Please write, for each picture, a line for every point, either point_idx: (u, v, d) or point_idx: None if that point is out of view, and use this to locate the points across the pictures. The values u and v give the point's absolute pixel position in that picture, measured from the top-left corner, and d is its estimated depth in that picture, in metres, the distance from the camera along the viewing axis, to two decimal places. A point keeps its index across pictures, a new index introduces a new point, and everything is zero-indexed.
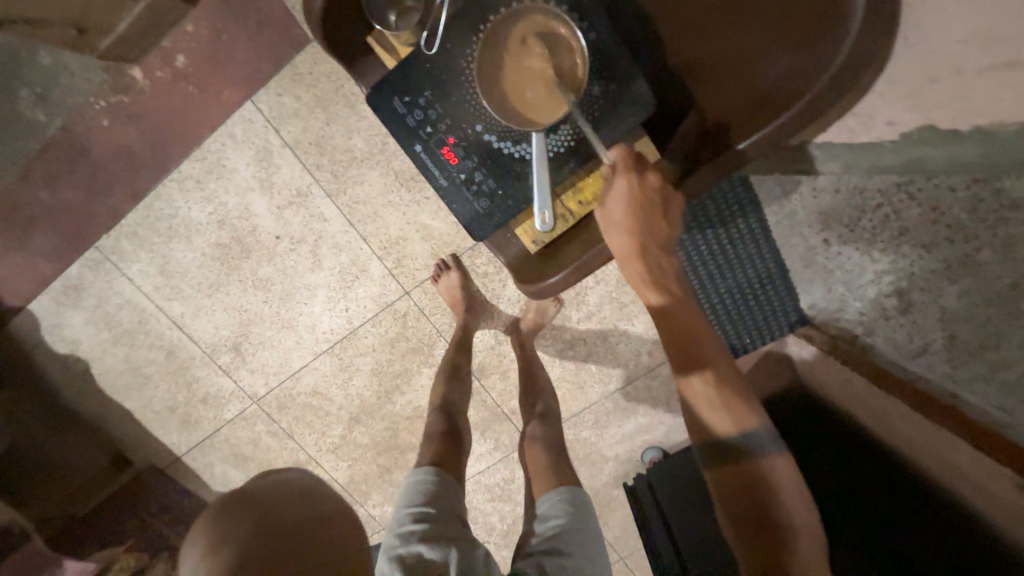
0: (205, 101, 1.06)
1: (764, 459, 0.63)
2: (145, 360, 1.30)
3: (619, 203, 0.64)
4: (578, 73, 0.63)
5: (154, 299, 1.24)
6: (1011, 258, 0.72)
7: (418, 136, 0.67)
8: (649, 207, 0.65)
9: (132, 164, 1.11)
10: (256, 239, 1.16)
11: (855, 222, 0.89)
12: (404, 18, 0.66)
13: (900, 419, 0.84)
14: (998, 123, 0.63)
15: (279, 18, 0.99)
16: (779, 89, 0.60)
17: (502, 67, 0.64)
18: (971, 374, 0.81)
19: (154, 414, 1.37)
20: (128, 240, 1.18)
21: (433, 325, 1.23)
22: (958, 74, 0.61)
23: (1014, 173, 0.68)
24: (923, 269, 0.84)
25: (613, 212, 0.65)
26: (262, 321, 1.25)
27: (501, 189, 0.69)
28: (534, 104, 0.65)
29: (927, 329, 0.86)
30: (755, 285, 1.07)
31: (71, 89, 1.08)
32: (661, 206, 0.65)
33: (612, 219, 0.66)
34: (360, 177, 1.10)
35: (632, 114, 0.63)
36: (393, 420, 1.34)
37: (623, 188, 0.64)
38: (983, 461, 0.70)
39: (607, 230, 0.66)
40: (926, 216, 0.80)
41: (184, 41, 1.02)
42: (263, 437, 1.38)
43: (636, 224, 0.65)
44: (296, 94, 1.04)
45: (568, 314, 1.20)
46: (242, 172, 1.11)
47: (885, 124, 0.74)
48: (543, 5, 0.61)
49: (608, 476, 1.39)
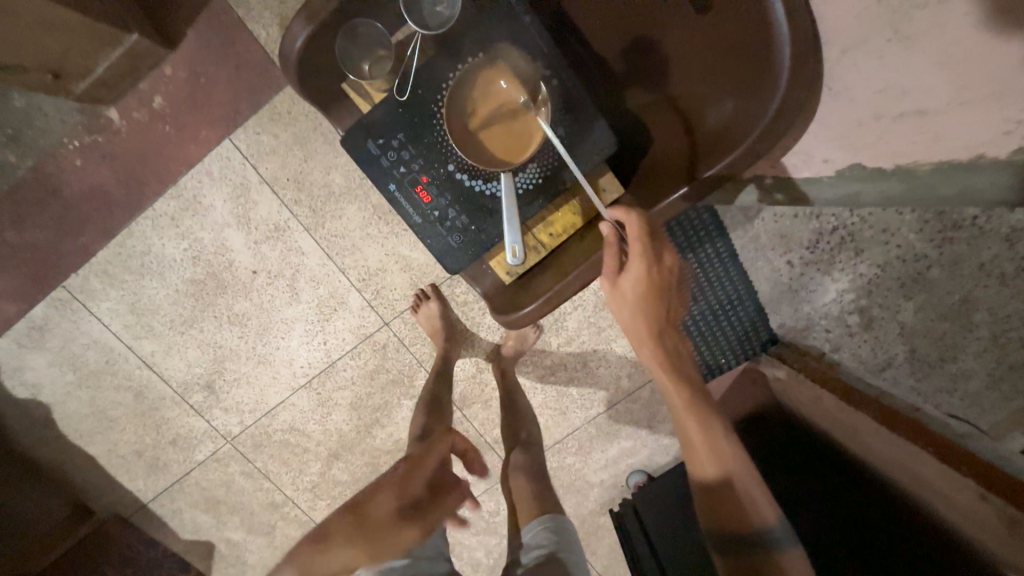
0: (182, 141, 1.07)
1: (777, 541, 0.64)
2: (112, 402, 1.26)
3: (630, 279, 0.67)
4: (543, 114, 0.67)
5: (123, 338, 1.20)
6: (957, 276, 0.77)
7: (392, 175, 0.69)
8: (661, 282, 0.68)
9: (104, 203, 1.10)
10: (232, 274, 1.15)
11: (813, 244, 0.95)
12: (377, 66, 0.70)
13: (869, 434, 0.87)
14: (915, 164, 0.70)
15: (258, 62, 1.03)
16: (728, 127, 0.63)
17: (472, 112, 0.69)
18: (935, 387, 0.87)
19: (119, 459, 1.31)
20: (98, 279, 1.16)
21: (412, 356, 1.22)
22: (878, 120, 0.66)
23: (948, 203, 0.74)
24: (880, 286, 0.89)
25: (625, 288, 0.67)
26: (237, 357, 1.22)
27: (473, 224, 0.71)
28: (506, 148, 0.70)
29: (889, 344, 0.91)
30: (727, 307, 1.10)
31: (43, 130, 1.08)
32: (670, 284, 0.69)
33: (622, 293, 0.68)
34: (338, 211, 1.11)
35: (593, 152, 0.68)
36: (373, 454, 1.31)
37: (638, 268, 0.66)
38: (946, 472, 0.73)
39: (618, 304, 0.68)
40: (878, 237, 0.85)
41: (163, 84, 1.04)
42: (237, 478, 1.33)
43: (645, 297, 0.67)
44: (274, 132, 1.06)
45: (548, 340, 1.22)
46: (219, 209, 1.11)
47: (823, 160, 0.82)
48: (505, 54, 0.65)
49: (593, 503, 1.38)
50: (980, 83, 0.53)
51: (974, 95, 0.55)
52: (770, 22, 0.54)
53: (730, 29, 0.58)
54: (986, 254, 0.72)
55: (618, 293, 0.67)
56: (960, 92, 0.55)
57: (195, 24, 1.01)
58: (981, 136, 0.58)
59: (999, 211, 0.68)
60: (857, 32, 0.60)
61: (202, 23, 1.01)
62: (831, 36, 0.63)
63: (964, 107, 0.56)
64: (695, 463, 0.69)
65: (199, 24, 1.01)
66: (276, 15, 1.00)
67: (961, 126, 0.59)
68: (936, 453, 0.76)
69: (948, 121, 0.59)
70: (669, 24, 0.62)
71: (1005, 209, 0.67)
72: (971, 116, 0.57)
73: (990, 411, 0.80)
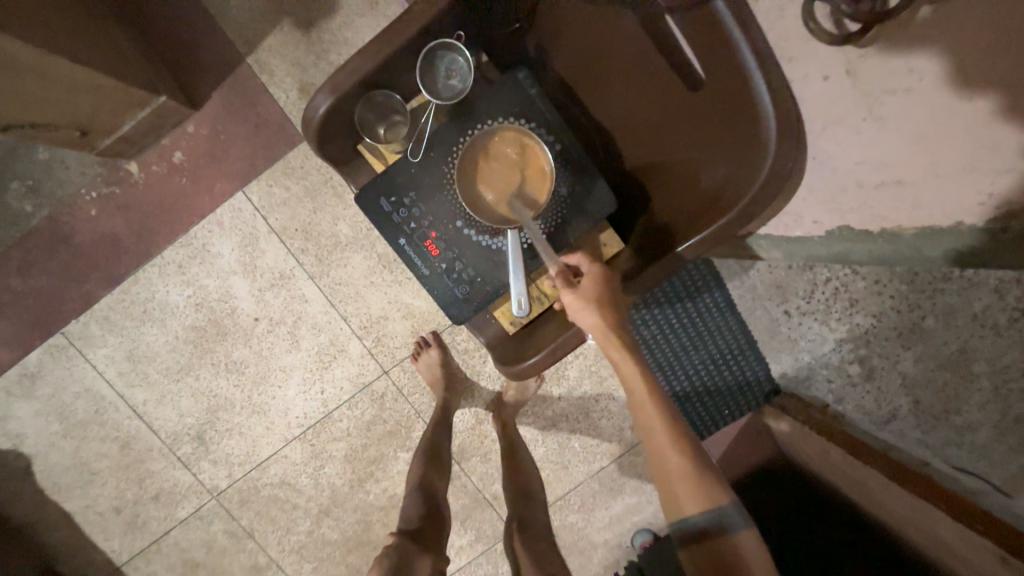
0: (196, 192, 1.11)
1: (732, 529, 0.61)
2: (96, 454, 1.21)
3: (591, 283, 0.68)
4: (547, 179, 0.71)
5: (116, 386, 1.18)
6: (952, 326, 0.81)
7: (403, 231, 0.72)
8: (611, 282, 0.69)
9: (114, 250, 1.13)
10: (234, 321, 1.16)
11: (809, 294, 0.97)
12: (392, 130, 0.75)
13: (880, 489, 0.83)
14: (899, 227, 0.67)
15: (276, 121, 1.09)
16: (721, 189, 0.64)
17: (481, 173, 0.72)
18: (941, 440, 0.87)
19: (96, 517, 1.24)
20: (97, 325, 1.15)
21: (411, 406, 1.20)
22: (860, 187, 0.63)
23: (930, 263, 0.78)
24: (877, 336, 0.92)
25: (584, 291, 0.68)
26: (231, 406, 1.20)
27: (479, 276, 0.74)
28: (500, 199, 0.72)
29: (891, 395, 0.93)
30: (727, 356, 1.08)
31: (63, 181, 1.12)
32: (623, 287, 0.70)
33: (582, 296, 0.67)
34: (343, 260, 1.13)
35: (596, 211, 0.71)
36: (365, 511, 1.25)
37: (596, 273, 0.69)
38: (963, 532, 0.70)
39: (577, 308, 0.67)
40: (872, 288, 0.89)
41: (184, 140, 1.10)
42: (219, 538, 1.26)
43: (605, 303, 0.67)
44: (286, 185, 1.11)
45: (549, 390, 1.20)
46: (226, 257, 1.13)
47: (813, 222, 0.79)
48: (514, 124, 0.70)
49: (598, 566, 1.30)
50: (951, 153, 0.52)
51: (948, 167, 0.53)
52: (754, 96, 0.55)
53: (719, 100, 0.60)
54: (978, 304, 0.77)
55: (579, 297, 0.67)
56: (936, 162, 0.53)
57: (219, 88, 1.08)
58: (959, 205, 0.57)
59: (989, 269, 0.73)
60: (834, 109, 0.57)
61: (226, 87, 1.08)
62: (811, 112, 0.59)
63: (938, 179, 0.55)
64: (670, 488, 0.64)
65: (224, 88, 1.08)
66: (296, 81, 1.08)
67: (945, 197, 0.57)
68: (951, 511, 0.73)
69: (931, 190, 0.57)
70: (666, 97, 0.66)
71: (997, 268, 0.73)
72: (950, 186, 0.55)
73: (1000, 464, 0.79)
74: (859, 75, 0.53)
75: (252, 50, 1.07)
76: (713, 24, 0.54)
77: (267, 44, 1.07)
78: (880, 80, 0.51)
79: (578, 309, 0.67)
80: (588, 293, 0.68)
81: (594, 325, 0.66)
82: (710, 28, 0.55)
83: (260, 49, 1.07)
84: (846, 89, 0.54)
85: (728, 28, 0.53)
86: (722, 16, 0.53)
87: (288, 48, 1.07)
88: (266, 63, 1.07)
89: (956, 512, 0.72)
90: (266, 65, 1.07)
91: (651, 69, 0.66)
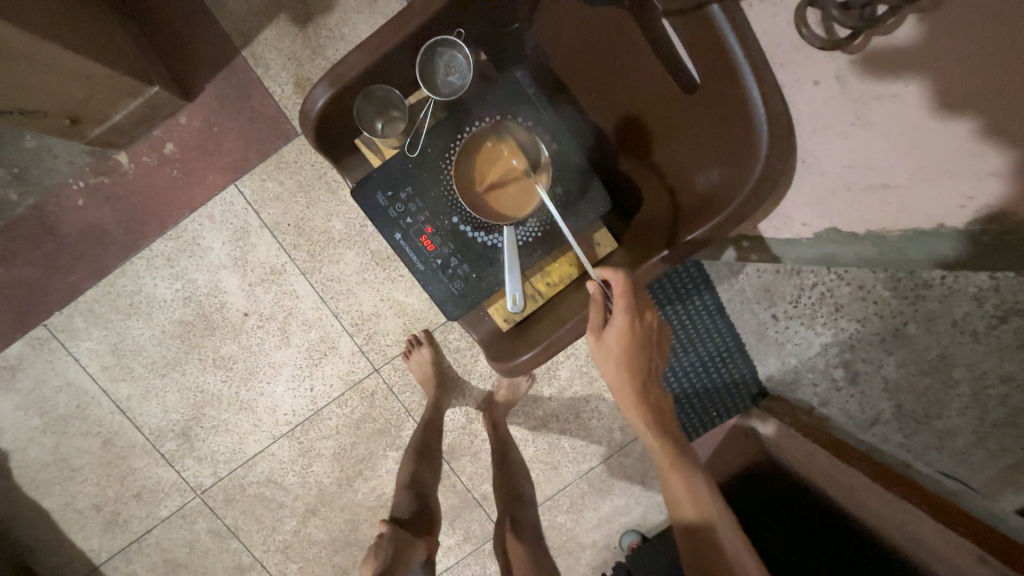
0: (187, 184, 1.10)
1: None
2: (76, 450, 1.18)
3: (613, 335, 0.65)
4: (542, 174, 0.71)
5: (99, 380, 1.16)
6: (934, 331, 0.80)
7: (399, 225, 0.73)
8: (643, 334, 0.66)
9: (101, 241, 1.11)
10: (223, 316, 1.14)
11: (796, 298, 0.98)
12: (390, 125, 0.75)
13: (864, 491, 0.86)
14: (885, 229, 0.69)
15: (270, 115, 1.08)
16: (715, 191, 0.64)
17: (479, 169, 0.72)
18: (924, 444, 0.88)
19: (75, 514, 1.21)
20: (82, 317, 1.13)
21: (401, 404, 1.19)
22: (848, 190, 0.65)
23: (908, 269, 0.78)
24: (861, 341, 0.92)
25: (608, 343, 0.65)
26: (218, 402, 1.18)
27: (474, 272, 0.74)
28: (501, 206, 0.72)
29: (874, 399, 0.94)
30: (717, 359, 1.11)
31: (49, 170, 1.09)
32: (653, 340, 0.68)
33: (606, 349, 0.66)
34: (336, 256, 1.13)
35: (590, 210, 0.72)
36: (353, 511, 1.24)
37: (622, 324, 0.64)
38: (945, 535, 0.72)
39: (600, 360, 0.66)
40: (856, 294, 0.89)
41: (176, 131, 1.09)
42: (202, 538, 1.23)
43: (629, 358, 0.65)
44: (279, 179, 1.10)
45: (540, 390, 1.21)
46: (217, 251, 1.12)
47: (802, 224, 0.82)
48: (511, 122, 0.71)
49: (586, 567, 1.30)
50: (935, 158, 0.52)
51: (931, 171, 0.54)
52: (746, 99, 0.56)
53: (712, 103, 0.61)
54: (957, 311, 0.75)
55: (607, 350, 0.65)
56: (919, 166, 0.54)
57: (214, 80, 1.08)
58: (941, 208, 0.57)
59: (958, 272, 0.71)
60: (824, 114, 0.59)
61: (221, 79, 1.08)
62: (803, 116, 0.62)
63: (923, 183, 0.56)
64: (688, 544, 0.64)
65: (219, 80, 1.08)
66: (292, 75, 1.07)
67: (927, 199, 0.57)
68: (931, 512, 0.76)
69: (914, 194, 0.58)
70: (662, 99, 0.67)
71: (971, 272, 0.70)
72: (932, 190, 0.56)
73: (980, 468, 0.80)
74: (847, 83, 0.54)
75: (248, 43, 1.07)
76: (708, 28, 0.55)
77: (263, 37, 1.06)
78: (869, 88, 0.53)
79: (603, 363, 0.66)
80: (611, 346, 0.65)
81: (617, 380, 0.65)
82: (706, 31, 0.56)
83: (255, 42, 1.07)
84: (837, 94, 0.56)
85: (724, 33, 0.54)
86: (717, 21, 0.54)
87: (284, 42, 1.06)
88: (261, 57, 1.07)
89: (937, 513, 0.75)
90: (262, 59, 1.07)
91: (646, 71, 0.67)
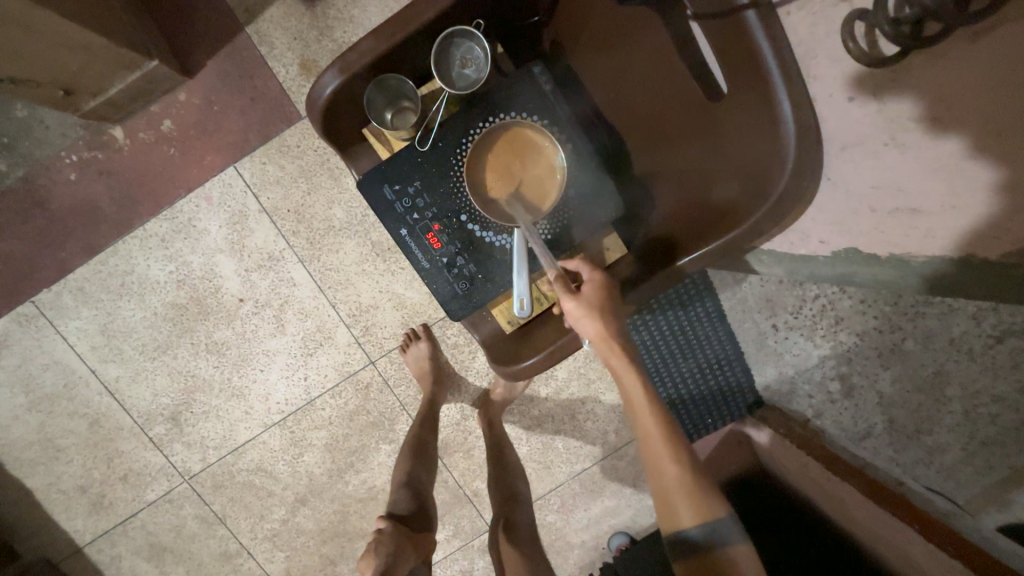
0: (185, 164, 1.07)
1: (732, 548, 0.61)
2: (62, 430, 1.16)
3: (590, 293, 0.67)
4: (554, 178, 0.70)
5: (87, 360, 1.13)
6: (931, 348, 0.80)
7: (405, 221, 0.71)
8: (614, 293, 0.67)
9: (93, 218, 1.07)
10: (217, 301, 1.12)
11: (796, 309, 0.97)
12: (400, 116, 0.72)
13: (855, 506, 0.84)
14: (908, 253, 0.66)
15: (273, 96, 1.05)
16: (732, 205, 0.63)
17: (489, 167, 0.70)
18: (912, 459, 0.89)
19: (59, 495, 1.19)
20: (71, 295, 1.10)
21: (396, 398, 1.18)
22: (873, 212, 0.63)
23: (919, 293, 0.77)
24: (859, 353, 0.91)
25: (583, 299, 0.66)
26: (209, 388, 1.16)
27: (480, 273, 0.72)
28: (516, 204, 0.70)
29: (868, 413, 0.93)
30: (715, 366, 1.10)
31: (41, 142, 1.05)
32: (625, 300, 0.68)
33: (581, 304, 0.65)
34: (336, 245, 1.10)
35: (601, 214, 0.70)
36: (343, 502, 1.23)
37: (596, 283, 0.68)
38: (933, 552, 0.70)
39: (576, 318, 0.65)
40: (856, 307, 0.87)
41: (175, 109, 1.05)
42: (189, 523, 1.22)
43: (608, 313, 0.66)
44: (280, 163, 1.07)
45: (537, 389, 1.20)
46: (213, 233, 1.09)
47: (819, 241, 0.80)
48: (520, 121, 0.68)
49: (573, 566, 1.30)
50: (971, 189, 0.51)
51: (966, 200, 0.53)
52: (775, 110, 0.55)
53: (738, 112, 0.59)
54: (956, 329, 0.76)
55: (581, 306, 0.65)
56: (952, 194, 0.53)
57: (215, 56, 1.04)
58: (970, 238, 0.56)
59: (957, 301, 0.73)
60: (855, 132, 0.57)
61: (223, 56, 1.04)
62: (833, 134, 0.60)
63: (954, 212, 0.55)
64: (668, 505, 0.64)
65: (221, 57, 1.04)
66: (297, 56, 1.04)
67: (952, 228, 0.56)
68: (921, 530, 0.73)
69: (940, 221, 0.57)
70: (684, 106, 0.65)
71: (990, 306, 0.70)
72: (963, 219, 0.54)
73: (967, 484, 0.82)
74: (884, 102, 0.53)
75: (252, 20, 1.03)
76: (741, 36, 0.54)
77: (268, 15, 1.02)
78: (903, 109, 0.52)
79: (579, 318, 0.65)
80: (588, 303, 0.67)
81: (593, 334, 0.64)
82: (739, 37, 0.54)
83: (260, 20, 1.03)
84: (871, 113, 0.55)
85: (758, 40, 0.53)
86: (753, 28, 0.52)
87: (290, 21, 1.03)
88: (266, 35, 1.03)
89: (927, 531, 0.72)
90: (267, 37, 1.03)
91: (671, 75, 0.65)
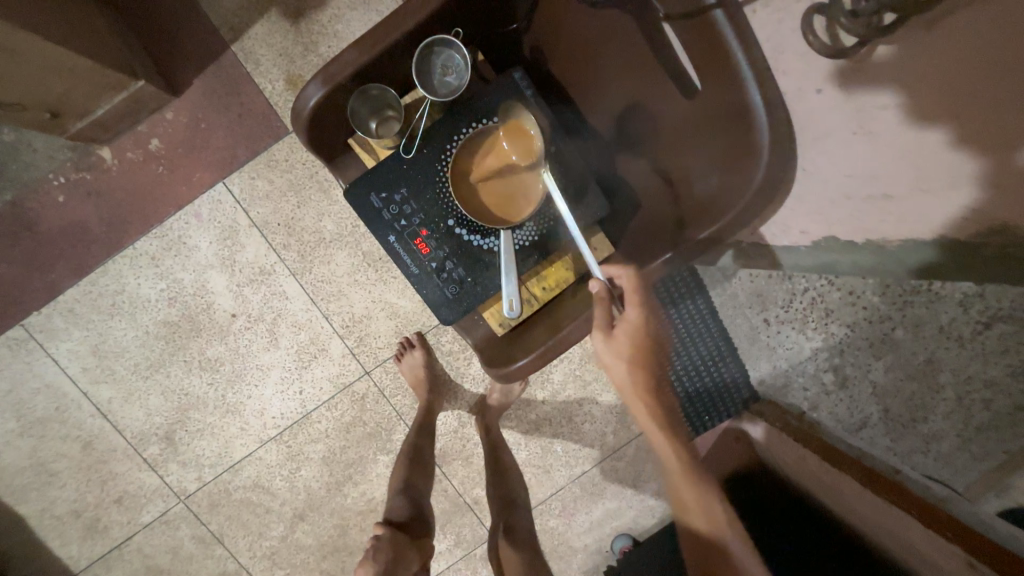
0: (173, 181, 1.07)
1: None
2: (54, 454, 1.14)
3: (621, 330, 0.66)
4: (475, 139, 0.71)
5: (79, 381, 1.12)
6: (920, 338, 0.74)
7: (393, 228, 0.72)
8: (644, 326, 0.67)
9: (82, 239, 1.07)
10: (210, 317, 1.11)
11: (787, 303, 0.94)
12: (384, 125, 0.73)
13: (853, 495, 0.84)
14: (884, 240, 0.68)
15: (260, 112, 1.06)
16: (713, 200, 0.64)
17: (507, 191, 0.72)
18: (908, 448, 0.83)
19: (52, 521, 1.17)
20: (60, 317, 1.09)
21: (392, 407, 1.17)
22: (848, 199, 0.65)
23: (911, 278, 0.72)
24: (850, 346, 0.86)
25: (616, 341, 0.66)
26: (203, 406, 1.15)
27: (470, 276, 0.73)
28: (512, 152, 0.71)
29: (863, 403, 0.88)
30: (710, 361, 1.11)
31: (28, 164, 1.06)
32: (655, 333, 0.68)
33: (612, 346, 0.66)
34: (327, 256, 1.10)
35: (587, 214, 0.71)
36: (342, 516, 1.22)
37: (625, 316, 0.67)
38: (933, 538, 0.70)
39: (607, 351, 0.67)
40: (846, 299, 0.84)
41: (162, 127, 1.06)
42: (186, 544, 1.20)
43: (636, 349, 0.66)
44: (269, 178, 1.07)
45: (533, 393, 1.20)
46: (204, 250, 1.09)
47: (800, 232, 0.84)
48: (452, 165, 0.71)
49: (577, 571, 1.29)
50: (941, 170, 0.52)
51: (934, 182, 0.53)
52: (748, 104, 0.58)
53: (712, 108, 0.62)
54: (944, 317, 0.70)
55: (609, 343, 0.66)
56: (921, 177, 0.54)
57: (201, 75, 1.05)
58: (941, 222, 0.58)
59: (938, 284, 0.68)
60: (825, 123, 0.60)
61: (209, 74, 1.05)
62: (805, 127, 0.62)
63: (924, 194, 0.55)
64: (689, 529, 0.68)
65: (206, 75, 1.05)
66: (283, 71, 1.05)
67: (928, 212, 0.57)
68: (921, 518, 0.73)
69: (913, 206, 0.58)
70: (661, 108, 0.68)
71: (982, 290, 0.63)
72: (933, 203, 0.55)
73: None
74: (851, 93, 0.55)
75: (237, 38, 1.04)
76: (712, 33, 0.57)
77: (253, 32, 1.04)
78: (871, 99, 0.54)
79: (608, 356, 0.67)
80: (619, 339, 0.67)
81: (623, 375, 0.67)
82: (709, 35, 0.58)
83: (245, 37, 1.04)
84: (840, 104, 0.57)
85: (726, 37, 0.56)
86: (720, 25, 0.56)
87: (274, 38, 1.04)
88: (251, 52, 1.04)
89: (927, 519, 0.73)
90: (252, 54, 1.04)
91: (645, 78, 0.68)
